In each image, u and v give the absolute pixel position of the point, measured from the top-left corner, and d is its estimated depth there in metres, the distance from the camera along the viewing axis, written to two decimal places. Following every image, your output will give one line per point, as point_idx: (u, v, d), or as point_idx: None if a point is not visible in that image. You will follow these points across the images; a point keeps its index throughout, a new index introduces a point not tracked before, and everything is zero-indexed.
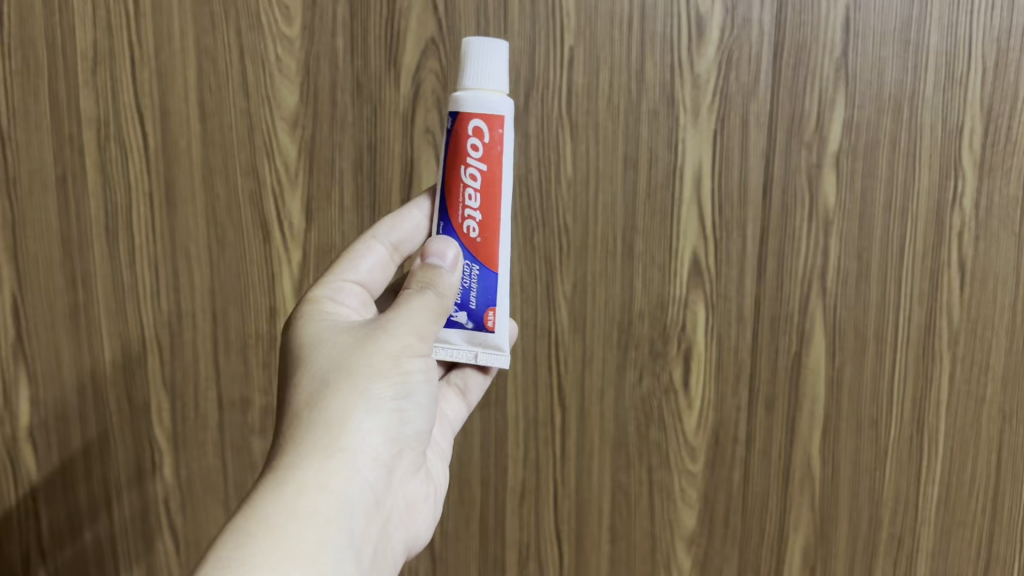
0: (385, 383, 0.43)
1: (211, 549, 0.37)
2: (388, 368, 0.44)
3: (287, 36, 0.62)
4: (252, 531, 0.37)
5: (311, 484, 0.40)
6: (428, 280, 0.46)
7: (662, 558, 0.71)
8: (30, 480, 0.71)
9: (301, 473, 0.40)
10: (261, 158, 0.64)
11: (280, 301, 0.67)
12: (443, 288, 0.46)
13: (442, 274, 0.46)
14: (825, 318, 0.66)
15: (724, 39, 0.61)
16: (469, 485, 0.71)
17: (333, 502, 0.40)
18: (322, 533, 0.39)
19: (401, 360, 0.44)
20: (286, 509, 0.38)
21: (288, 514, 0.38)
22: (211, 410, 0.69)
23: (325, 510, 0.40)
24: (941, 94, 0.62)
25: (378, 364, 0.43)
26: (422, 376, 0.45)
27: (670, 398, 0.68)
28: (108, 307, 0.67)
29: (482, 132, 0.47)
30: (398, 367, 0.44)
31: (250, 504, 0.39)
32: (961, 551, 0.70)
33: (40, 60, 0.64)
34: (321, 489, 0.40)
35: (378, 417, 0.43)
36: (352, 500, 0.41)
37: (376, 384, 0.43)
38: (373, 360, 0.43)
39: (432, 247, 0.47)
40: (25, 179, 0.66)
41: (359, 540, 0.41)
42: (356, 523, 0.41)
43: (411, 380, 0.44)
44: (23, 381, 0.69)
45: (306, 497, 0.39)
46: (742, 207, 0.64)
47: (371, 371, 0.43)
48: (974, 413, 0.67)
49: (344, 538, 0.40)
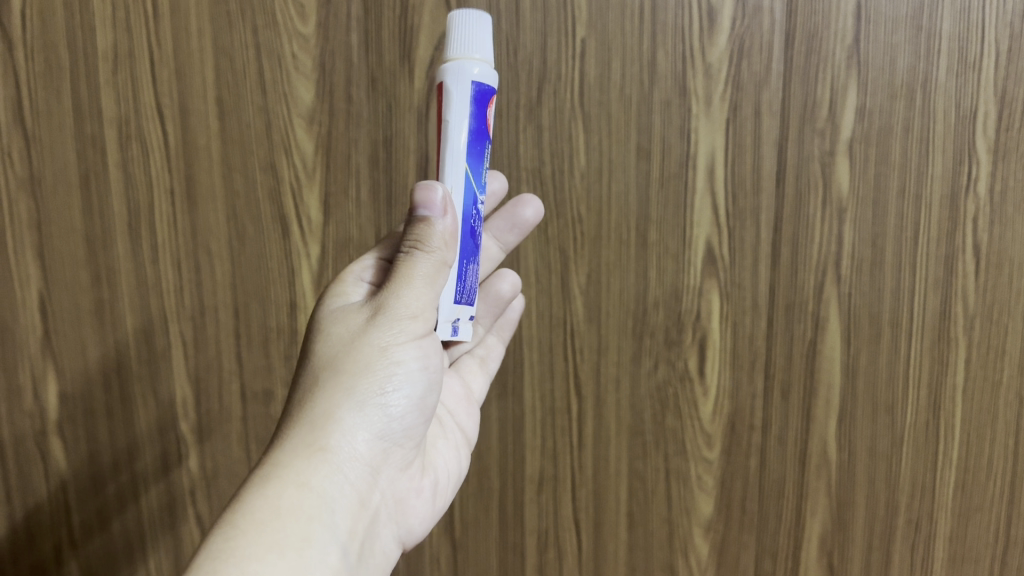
0: (375, 375, 0.44)
1: (203, 545, 0.39)
2: (377, 359, 0.44)
3: (302, 33, 0.63)
4: (238, 526, 0.39)
5: (296, 479, 0.41)
6: (421, 239, 0.44)
7: (679, 544, 0.72)
8: (60, 472, 0.73)
9: (286, 469, 0.41)
10: (280, 154, 0.65)
11: (301, 294, 0.68)
12: (437, 252, 0.44)
13: (432, 228, 0.44)
14: (839, 305, 0.66)
15: (736, 28, 0.61)
16: (488, 474, 0.72)
17: (318, 497, 0.41)
18: (306, 527, 0.40)
19: (391, 348, 0.44)
20: (271, 505, 0.40)
21: (273, 511, 0.40)
22: (235, 402, 0.70)
23: (309, 505, 0.41)
24: (955, 79, 0.62)
25: (366, 358, 0.44)
26: (416, 363, 0.45)
27: (686, 386, 0.68)
28: (133, 303, 0.69)
29: (439, 100, 0.46)
30: (387, 358, 0.44)
31: (240, 500, 0.41)
32: (978, 536, 0.70)
33: (61, 62, 0.65)
34: (305, 486, 0.41)
35: (369, 410, 0.44)
36: (337, 494, 0.42)
37: (365, 377, 0.44)
38: (360, 351, 0.44)
39: (417, 198, 0.44)
40: (49, 179, 0.67)
41: (345, 534, 0.42)
42: (341, 519, 0.42)
43: (403, 371, 0.45)
44: (51, 376, 0.71)
45: (290, 492, 0.41)
46: (756, 195, 0.64)
47: (362, 364, 0.44)
48: (990, 397, 0.68)
49: (329, 531, 0.41)
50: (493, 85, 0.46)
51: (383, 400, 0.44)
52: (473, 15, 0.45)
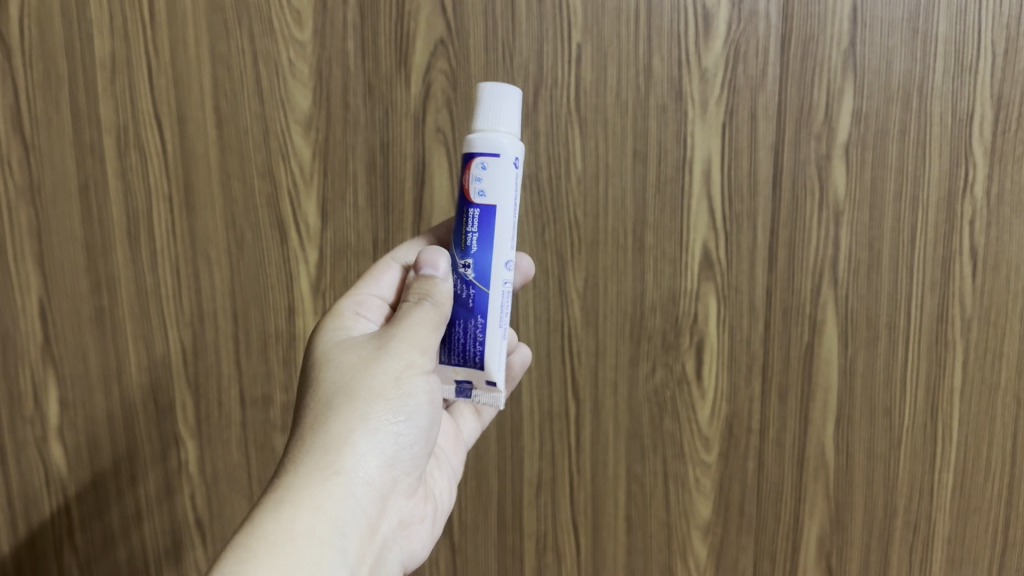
0: (388, 403, 0.45)
1: (215, 565, 0.39)
2: (390, 388, 0.45)
3: (298, 40, 0.63)
4: (252, 547, 0.39)
5: (310, 503, 0.41)
6: (428, 291, 0.47)
7: (678, 547, 0.72)
8: (61, 478, 0.73)
9: (299, 493, 0.41)
10: (277, 161, 0.66)
11: (299, 299, 0.68)
12: (440, 300, 0.47)
13: (438, 284, 0.47)
14: (836, 308, 0.66)
15: (731, 32, 0.62)
16: (487, 478, 0.72)
17: (332, 521, 0.41)
18: (318, 551, 0.40)
19: (403, 379, 0.45)
20: (285, 528, 0.40)
21: (287, 534, 0.40)
22: (234, 408, 0.71)
23: (322, 529, 0.41)
24: (951, 82, 0.62)
25: (378, 386, 0.45)
26: (426, 395, 0.46)
27: (683, 390, 0.68)
28: (132, 310, 0.69)
29: None
30: (399, 388, 0.45)
31: (252, 521, 0.41)
32: (977, 537, 0.70)
33: (60, 70, 0.65)
34: (319, 510, 0.41)
35: (380, 438, 0.45)
36: (348, 519, 0.42)
37: (380, 405, 0.45)
38: (374, 380, 0.45)
39: (423, 257, 0.48)
40: (48, 186, 0.67)
41: (354, 560, 0.42)
42: (350, 544, 0.42)
43: (414, 401, 0.46)
44: (51, 382, 0.71)
45: (304, 516, 0.41)
46: (752, 199, 0.64)
47: (375, 392, 0.45)
48: (988, 399, 0.67)
49: (338, 556, 0.41)
50: (480, 154, 0.45)
51: (395, 429, 0.45)
52: (481, 85, 0.45)
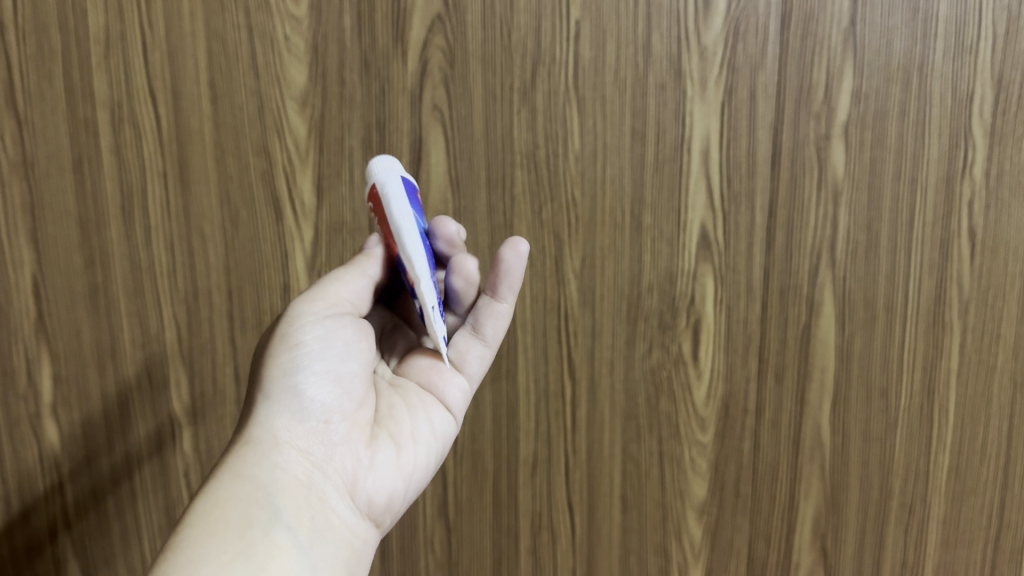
0: (285, 364, 0.47)
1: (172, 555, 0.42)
2: (284, 350, 0.47)
3: (295, 15, 0.63)
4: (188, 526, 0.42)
5: (227, 475, 0.44)
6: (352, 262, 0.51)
7: (672, 527, 0.72)
8: (56, 455, 0.73)
9: (221, 470, 0.45)
10: (272, 137, 0.65)
11: (294, 278, 0.68)
12: (359, 267, 0.50)
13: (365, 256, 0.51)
14: (834, 288, 0.66)
15: (732, 10, 0.61)
16: (482, 457, 0.72)
17: (248, 482, 0.44)
18: (243, 512, 0.43)
19: (291, 337, 0.47)
20: (210, 501, 0.43)
21: (213, 504, 0.43)
22: (229, 385, 0.70)
23: (243, 492, 0.43)
24: (952, 62, 0.61)
25: (273, 355, 0.47)
26: (319, 343, 0.47)
27: (680, 370, 0.68)
28: (127, 287, 0.69)
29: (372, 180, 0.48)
30: (289, 347, 0.47)
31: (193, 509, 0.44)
32: (972, 519, 0.70)
33: (53, 45, 0.65)
34: (237, 477, 0.44)
35: (286, 398, 0.46)
36: (270, 478, 0.44)
37: (271, 366, 0.47)
38: (270, 349, 0.47)
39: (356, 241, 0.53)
40: (42, 164, 0.67)
41: (288, 513, 0.44)
42: (280, 499, 0.44)
43: (308, 353, 0.47)
44: (45, 359, 0.71)
45: (224, 486, 0.44)
46: (751, 178, 0.64)
47: (269, 360, 0.47)
48: (985, 380, 0.67)
49: (269, 511, 0.43)
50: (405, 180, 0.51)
51: (293, 383, 0.46)
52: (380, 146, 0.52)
